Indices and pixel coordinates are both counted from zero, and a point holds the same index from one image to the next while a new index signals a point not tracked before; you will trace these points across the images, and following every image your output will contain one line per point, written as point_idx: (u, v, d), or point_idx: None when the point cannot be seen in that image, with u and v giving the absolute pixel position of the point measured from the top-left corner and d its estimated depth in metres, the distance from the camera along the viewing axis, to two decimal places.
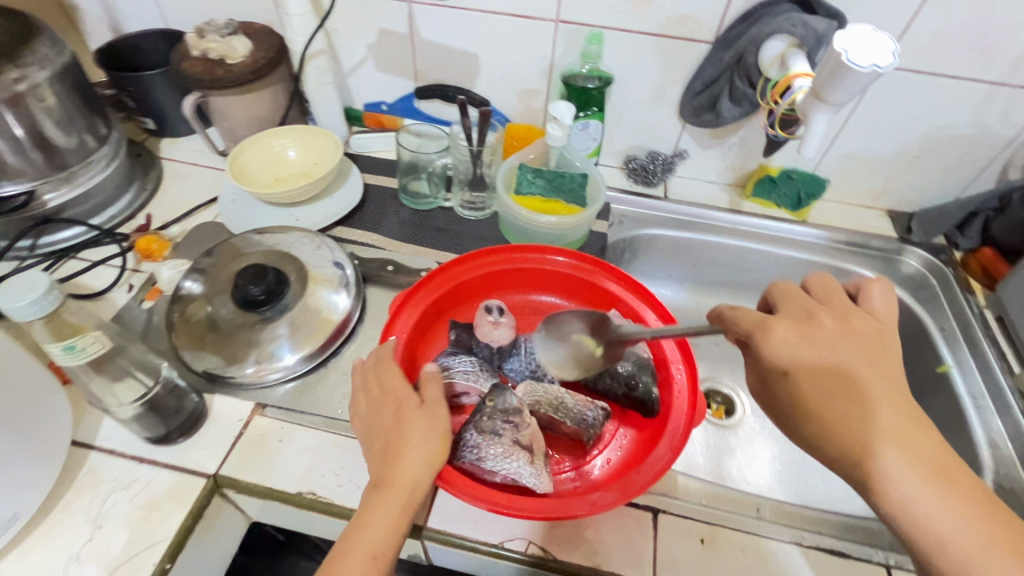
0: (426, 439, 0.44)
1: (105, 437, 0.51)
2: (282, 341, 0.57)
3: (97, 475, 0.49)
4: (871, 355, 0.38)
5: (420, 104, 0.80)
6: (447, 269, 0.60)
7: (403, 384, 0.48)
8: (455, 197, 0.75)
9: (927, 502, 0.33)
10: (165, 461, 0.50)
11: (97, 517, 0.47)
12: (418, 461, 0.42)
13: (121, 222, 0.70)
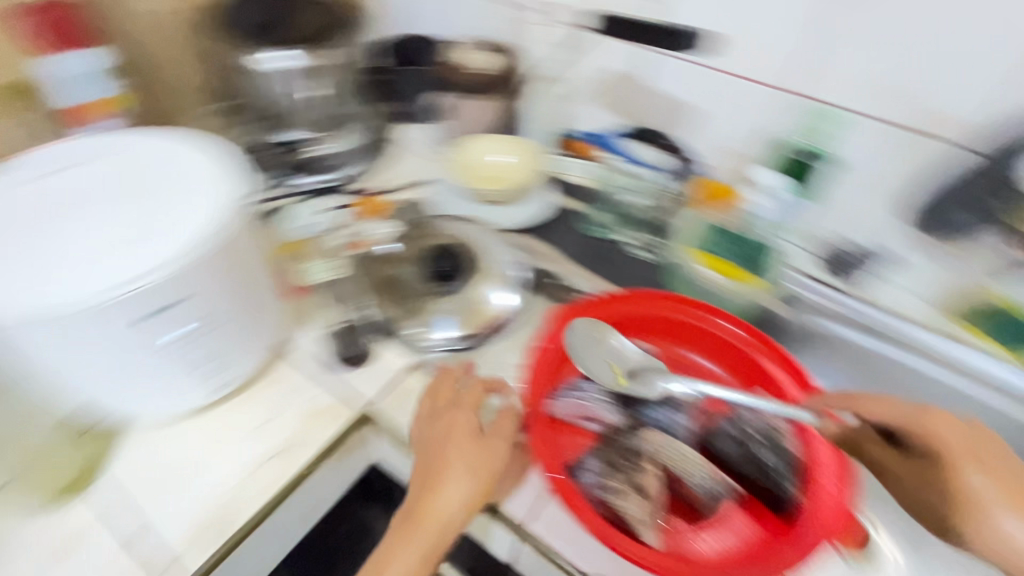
0: (471, 473, 0.49)
1: (297, 349, 0.65)
2: (444, 318, 0.64)
3: (286, 375, 0.63)
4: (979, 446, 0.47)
5: (620, 141, 0.78)
6: (604, 302, 0.62)
7: (460, 417, 0.53)
8: (630, 236, 0.78)
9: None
10: (333, 385, 0.62)
11: (276, 409, 0.60)
12: (450, 501, 0.48)
13: (345, 179, 0.82)
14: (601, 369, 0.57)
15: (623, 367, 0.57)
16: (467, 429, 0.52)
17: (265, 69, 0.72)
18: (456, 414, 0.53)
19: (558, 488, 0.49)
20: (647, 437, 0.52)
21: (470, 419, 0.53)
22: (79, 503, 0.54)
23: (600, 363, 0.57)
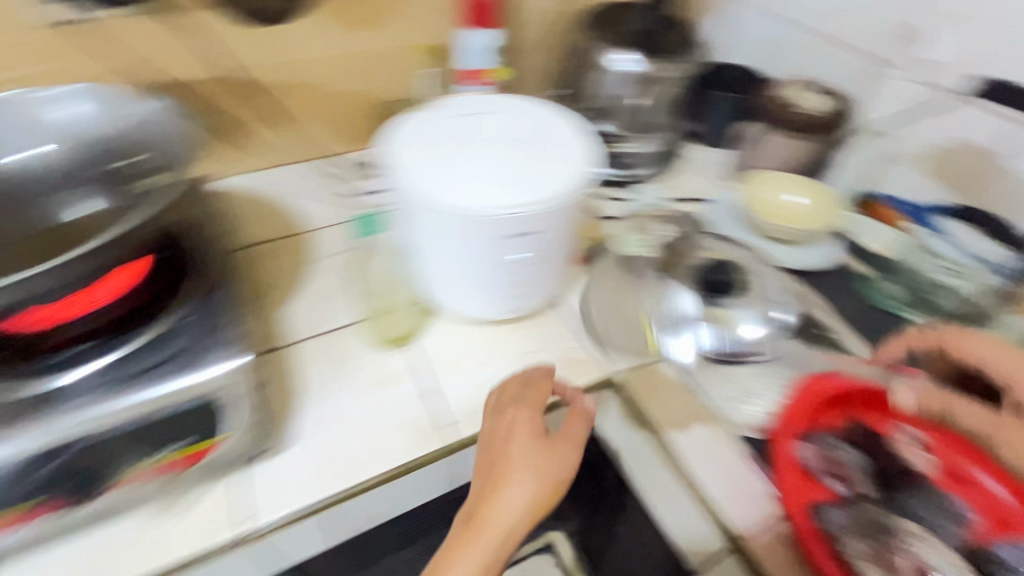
0: (539, 477, 0.52)
1: (567, 304, 0.75)
2: (703, 324, 0.71)
3: (555, 321, 0.73)
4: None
5: (941, 218, 0.77)
6: (825, 380, 0.64)
7: (526, 420, 0.56)
8: (925, 318, 0.75)
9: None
10: (590, 344, 0.71)
11: (543, 344, 0.71)
12: (513, 508, 0.50)
13: (640, 179, 0.91)
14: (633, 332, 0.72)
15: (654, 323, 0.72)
16: (524, 436, 0.54)
17: (615, 67, 0.83)
18: (515, 419, 0.57)
19: (809, 541, 0.53)
20: (901, 517, 0.51)
21: (528, 429, 0.55)
22: (396, 352, 0.68)
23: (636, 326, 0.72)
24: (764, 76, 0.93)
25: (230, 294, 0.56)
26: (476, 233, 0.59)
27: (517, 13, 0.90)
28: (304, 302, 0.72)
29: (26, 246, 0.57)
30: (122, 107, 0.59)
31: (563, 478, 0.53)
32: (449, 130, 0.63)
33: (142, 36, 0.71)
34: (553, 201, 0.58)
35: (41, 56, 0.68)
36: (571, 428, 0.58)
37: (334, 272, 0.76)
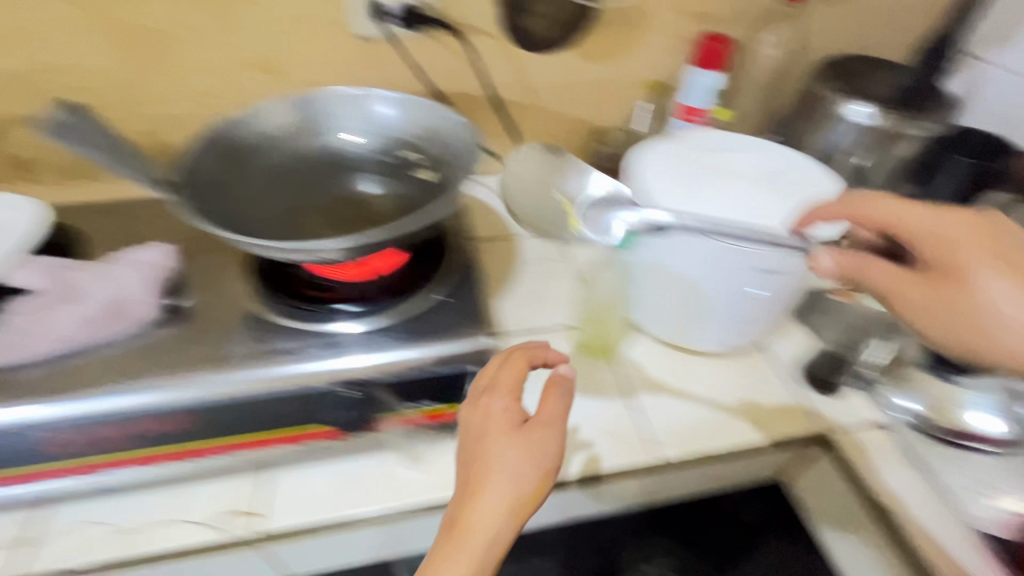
0: (519, 473, 0.43)
1: (774, 350, 0.73)
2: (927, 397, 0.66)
3: (761, 364, 0.71)
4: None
5: None
6: None
7: (506, 405, 0.47)
8: None
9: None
10: (803, 396, 0.68)
11: (749, 385, 0.69)
12: (494, 507, 0.42)
13: None
14: None
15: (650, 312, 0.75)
16: (499, 426, 0.46)
17: (848, 114, 0.82)
18: (486, 402, 0.48)
19: None
20: None
21: (499, 414, 0.47)
22: (604, 364, 0.69)
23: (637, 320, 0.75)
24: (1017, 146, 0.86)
25: (478, 288, 0.66)
26: (732, 264, 0.59)
27: (747, 60, 0.91)
28: (514, 301, 0.76)
29: (331, 210, 0.67)
30: (425, 110, 0.68)
31: (552, 472, 0.44)
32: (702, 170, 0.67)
33: (424, 52, 0.82)
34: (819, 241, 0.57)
35: (345, 62, 0.82)
36: (506, 378, 0.49)
37: (539, 281, 0.80)
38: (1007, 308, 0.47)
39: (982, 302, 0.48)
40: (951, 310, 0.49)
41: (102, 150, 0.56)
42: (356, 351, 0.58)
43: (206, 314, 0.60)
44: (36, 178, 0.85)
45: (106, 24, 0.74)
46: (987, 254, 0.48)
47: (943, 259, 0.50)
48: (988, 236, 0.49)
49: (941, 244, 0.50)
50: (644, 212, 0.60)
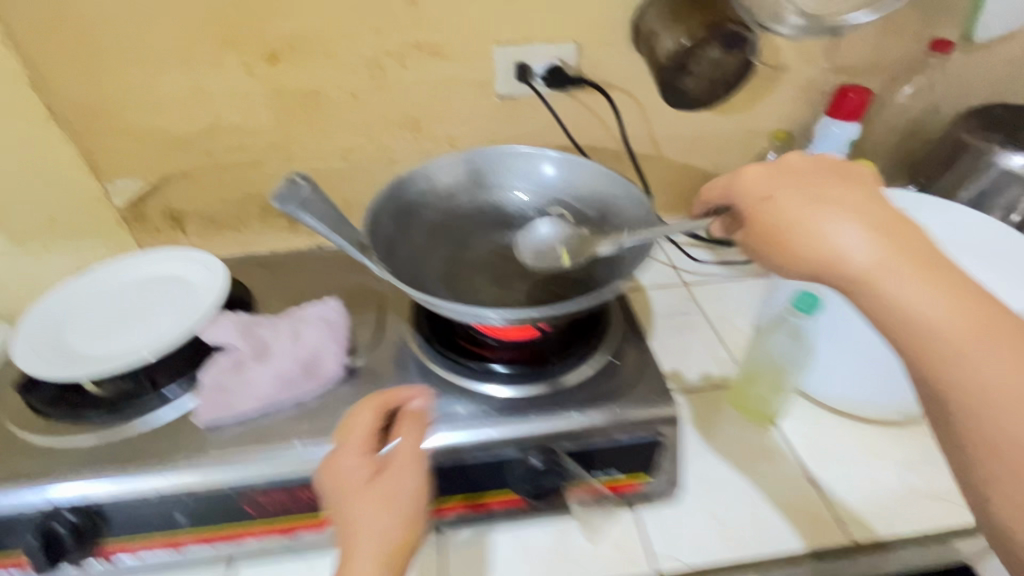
0: (372, 514, 0.43)
1: None
2: None
3: None
4: (892, 222, 0.43)
5: None
6: None
7: (353, 460, 0.46)
8: None
9: (981, 348, 0.38)
10: None
11: (931, 459, 0.64)
12: (366, 554, 0.41)
13: None
14: (546, 255, 0.67)
15: (566, 249, 0.65)
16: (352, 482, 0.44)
17: (1009, 164, 0.80)
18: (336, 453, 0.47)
19: None
20: None
21: (341, 463, 0.46)
22: (768, 430, 0.66)
23: (547, 253, 0.67)
24: None
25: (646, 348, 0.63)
26: None
27: (886, 111, 0.89)
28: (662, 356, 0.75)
29: (490, 268, 0.67)
30: (588, 173, 0.69)
31: (411, 505, 0.44)
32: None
33: (563, 110, 0.85)
34: None
35: (483, 118, 0.85)
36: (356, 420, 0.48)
37: (682, 337, 0.78)
38: (825, 222, 0.44)
39: (799, 213, 0.45)
40: (785, 233, 0.45)
41: (330, 227, 0.51)
42: (542, 415, 0.55)
43: (381, 372, 0.61)
44: (186, 228, 0.90)
45: (277, 95, 0.78)
46: (821, 189, 0.46)
47: (763, 194, 0.48)
48: (831, 176, 0.47)
49: (766, 195, 0.48)
50: (542, 224, 0.68)
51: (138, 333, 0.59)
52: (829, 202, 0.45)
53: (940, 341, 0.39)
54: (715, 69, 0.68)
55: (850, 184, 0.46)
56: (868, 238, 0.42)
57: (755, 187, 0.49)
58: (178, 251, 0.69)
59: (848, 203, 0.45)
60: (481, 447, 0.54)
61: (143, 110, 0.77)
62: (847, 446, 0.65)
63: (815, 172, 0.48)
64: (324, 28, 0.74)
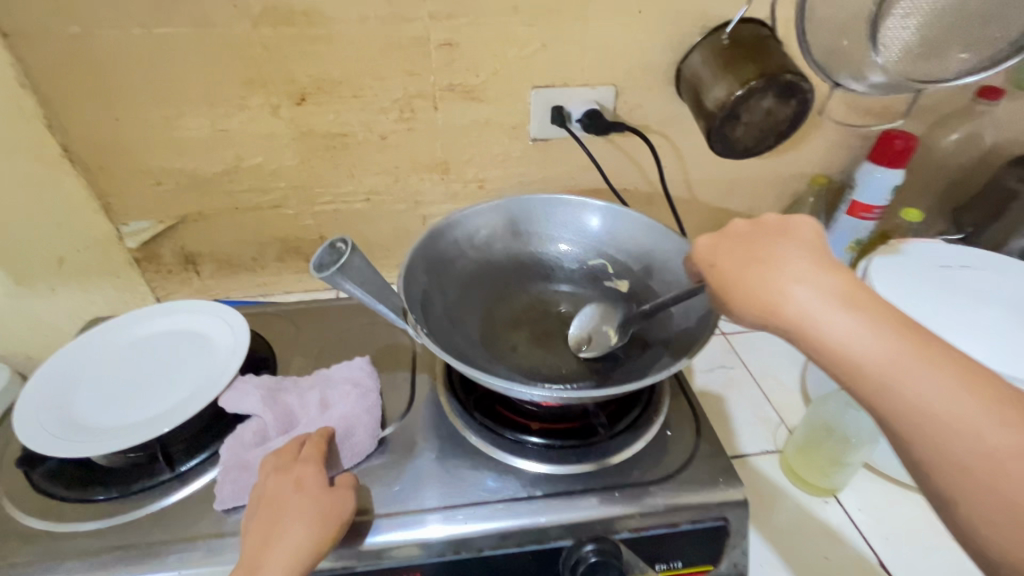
0: (317, 524, 0.44)
1: None
2: None
3: None
4: (825, 264, 0.42)
5: None
6: None
7: (315, 470, 0.47)
8: None
9: (930, 380, 0.36)
10: None
11: None
12: (292, 553, 0.42)
13: None
14: (599, 338, 0.60)
15: (614, 327, 0.59)
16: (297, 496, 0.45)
17: None
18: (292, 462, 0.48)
19: None
20: None
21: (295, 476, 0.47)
22: (826, 503, 0.61)
23: (598, 336, 0.60)
24: None
25: (702, 418, 0.59)
26: None
27: (929, 158, 0.86)
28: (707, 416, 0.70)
29: (530, 325, 0.63)
30: (634, 226, 0.66)
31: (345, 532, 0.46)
32: (952, 289, 0.60)
33: (598, 154, 0.81)
34: None
35: (514, 161, 0.82)
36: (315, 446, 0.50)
37: (726, 395, 0.73)
38: (764, 271, 0.43)
39: (738, 267, 0.45)
40: (727, 289, 0.45)
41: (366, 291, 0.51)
42: (593, 497, 0.51)
43: (412, 442, 0.56)
44: (200, 268, 0.86)
45: (303, 137, 0.75)
46: (759, 240, 0.46)
47: (705, 248, 0.48)
48: (772, 225, 0.47)
49: (707, 250, 0.47)
50: (586, 313, 0.62)
51: (154, 397, 0.55)
52: (759, 251, 0.45)
53: (887, 381, 0.37)
54: (767, 118, 0.66)
55: (788, 229, 0.46)
56: (802, 279, 0.41)
57: (698, 242, 0.48)
58: (187, 301, 0.64)
59: (782, 249, 0.44)
60: (535, 536, 0.50)
61: (161, 151, 0.73)
62: (915, 525, 0.60)
63: (754, 222, 0.48)
64: (355, 70, 0.70)
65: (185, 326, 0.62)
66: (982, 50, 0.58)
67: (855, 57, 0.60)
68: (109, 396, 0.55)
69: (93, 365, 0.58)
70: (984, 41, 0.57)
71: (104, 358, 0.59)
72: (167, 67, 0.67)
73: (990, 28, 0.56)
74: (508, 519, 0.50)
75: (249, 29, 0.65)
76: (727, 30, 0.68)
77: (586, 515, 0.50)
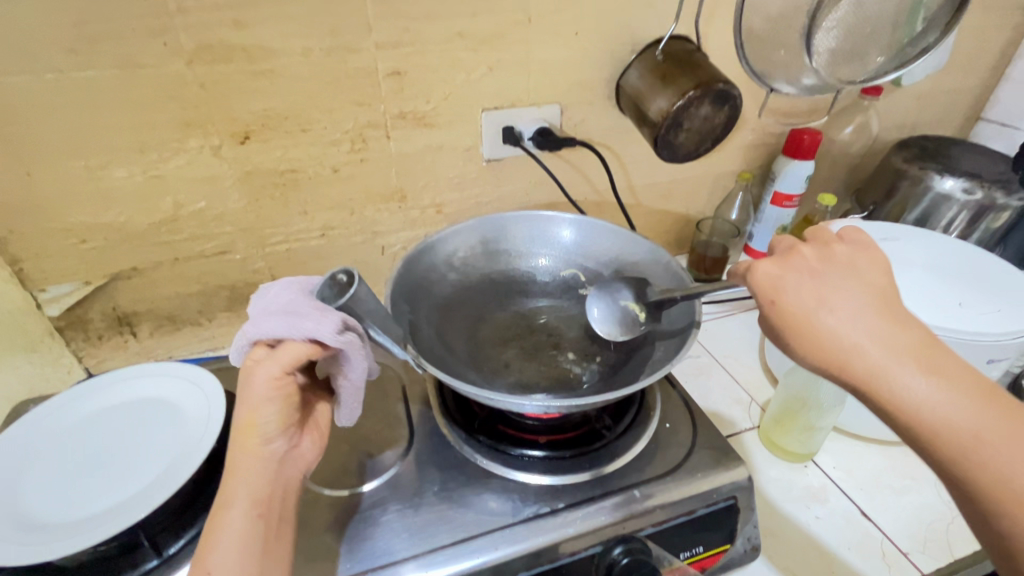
0: (277, 400, 0.46)
1: None
2: None
3: None
4: (897, 318, 0.41)
5: None
6: None
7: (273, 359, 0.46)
8: None
9: (1003, 443, 0.36)
10: None
11: None
12: (266, 431, 0.45)
13: None
14: (623, 318, 0.62)
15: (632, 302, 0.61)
16: (269, 427, 0.46)
17: (943, 187, 0.88)
18: (253, 377, 0.46)
19: None
20: None
21: (268, 400, 0.46)
22: (805, 466, 0.67)
23: (621, 317, 0.62)
24: None
25: (693, 408, 0.64)
26: (970, 357, 0.60)
27: (831, 149, 0.98)
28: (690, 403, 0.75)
29: (518, 341, 0.63)
30: (603, 236, 0.69)
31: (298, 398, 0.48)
32: None
33: (550, 169, 0.84)
34: None
35: (470, 184, 0.83)
36: (286, 351, 0.46)
37: (699, 381, 0.78)
38: (830, 317, 0.41)
39: (808, 308, 0.42)
40: (795, 329, 0.43)
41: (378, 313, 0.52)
42: (580, 511, 0.52)
43: (421, 478, 0.55)
44: (137, 330, 0.78)
45: (249, 176, 0.71)
46: (825, 278, 0.43)
47: (770, 281, 0.45)
48: (842, 263, 0.44)
49: (772, 286, 0.44)
50: (596, 302, 0.63)
51: (139, 469, 0.53)
52: (831, 293, 0.42)
53: (954, 438, 0.37)
54: (705, 123, 0.72)
55: (856, 270, 0.44)
56: (877, 339, 0.40)
57: (761, 274, 0.45)
58: (156, 367, 0.64)
59: (852, 293, 0.42)
60: (538, 558, 0.49)
61: (84, 205, 0.66)
62: (881, 473, 0.67)
63: (820, 258, 0.45)
64: (302, 104, 0.68)
65: (157, 393, 0.61)
66: (893, 56, 0.66)
67: (786, 62, 0.66)
68: (88, 479, 0.53)
69: (60, 456, 0.55)
70: (894, 47, 0.65)
71: (72, 445, 0.56)
72: (88, 114, 0.61)
73: (898, 34, 0.64)
74: (512, 545, 0.49)
75: (183, 68, 0.61)
76: (660, 46, 0.74)
77: (574, 532, 0.50)
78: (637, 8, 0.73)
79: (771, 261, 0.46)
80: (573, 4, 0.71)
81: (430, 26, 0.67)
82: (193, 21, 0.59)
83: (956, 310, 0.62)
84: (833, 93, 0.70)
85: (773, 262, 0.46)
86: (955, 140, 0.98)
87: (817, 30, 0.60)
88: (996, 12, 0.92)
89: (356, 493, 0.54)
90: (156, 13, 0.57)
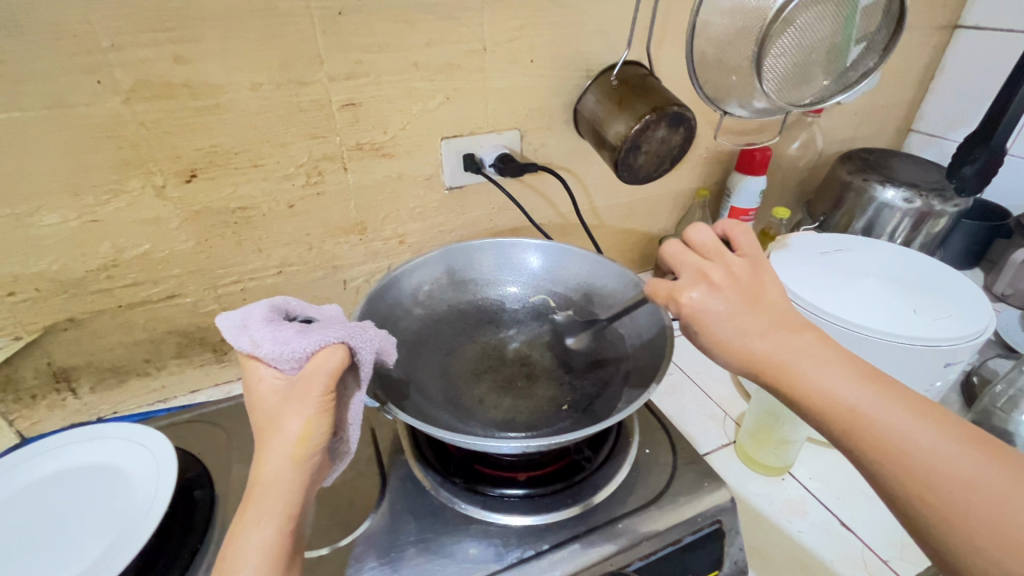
0: (325, 416, 0.44)
1: None
2: None
3: None
4: (788, 321, 0.42)
5: None
6: None
7: (325, 374, 0.43)
8: None
9: (886, 416, 0.37)
10: None
11: None
12: (312, 447, 0.43)
13: None
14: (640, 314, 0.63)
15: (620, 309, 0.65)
16: (315, 441, 0.43)
17: (885, 197, 0.92)
18: (303, 388, 0.43)
19: None
20: None
21: (318, 413, 0.43)
22: (783, 480, 0.67)
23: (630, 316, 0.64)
24: (1002, 211, 1.01)
25: (670, 430, 0.63)
26: (928, 362, 0.61)
27: (779, 163, 1.02)
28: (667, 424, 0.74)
29: (488, 375, 0.62)
30: (570, 261, 0.70)
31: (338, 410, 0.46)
32: (833, 268, 0.72)
33: (513, 195, 0.84)
34: (981, 333, 0.62)
35: (431, 213, 0.81)
36: (328, 361, 0.44)
37: (674, 400, 0.77)
38: (734, 334, 0.42)
39: (725, 331, 0.43)
40: (717, 348, 0.43)
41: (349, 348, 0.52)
42: (557, 552, 0.50)
43: (397, 529, 0.52)
44: (76, 385, 0.72)
45: (196, 216, 0.67)
46: (732, 296, 0.43)
47: (689, 307, 0.44)
48: (746, 282, 0.44)
49: (695, 315, 0.44)
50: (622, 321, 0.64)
51: (83, 548, 0.48)
52: (741, 313, 0.43)
53: (853, 418, 0.38)
54: (662, 146, 0.73)
55: (758, 282, 0.44)
56: (774, 340, 0.41)
57: (682, 301, 0.44)
58: (88, 428, 0.59)
59: (756, 308, 0.43)
60: None
61: (14, 255, 0.61)
62: (856, 482, 0.68)
63: (729, 277, 0.44)
64: (252, 139, 0.65)
65: (93, 457, 0.57)
66: (838, 79, 0.69)
67: (739, 88, 0.69)
68: (23, 562, 0.48)
69: None
70: (839, 71, 0.69)
71: (4, 525, 0.51)
72: (14, 158, 0.56)
73: (843, 60, 0.68)
74: None
75: (120, 106, 0.58)
76: (615, 72, 0.75)
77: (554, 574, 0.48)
78: (589, 36, 0.74)
79: (689, 286, 0.45)
80: (528, 32, 0.71)
81: (383, 57, 0.66)
82: (130, 58, 0.56)
83: (910, 316, 0.64)
84: (783, 115, 0.73)
85: (691, 286, 0.45)
86: (893, 152, 1.03)
87: (766, 55, 0.62)
88: (918, 32, 0.98)
89: (328, 551, 0.51)
90: (87, 50, 0.54)
